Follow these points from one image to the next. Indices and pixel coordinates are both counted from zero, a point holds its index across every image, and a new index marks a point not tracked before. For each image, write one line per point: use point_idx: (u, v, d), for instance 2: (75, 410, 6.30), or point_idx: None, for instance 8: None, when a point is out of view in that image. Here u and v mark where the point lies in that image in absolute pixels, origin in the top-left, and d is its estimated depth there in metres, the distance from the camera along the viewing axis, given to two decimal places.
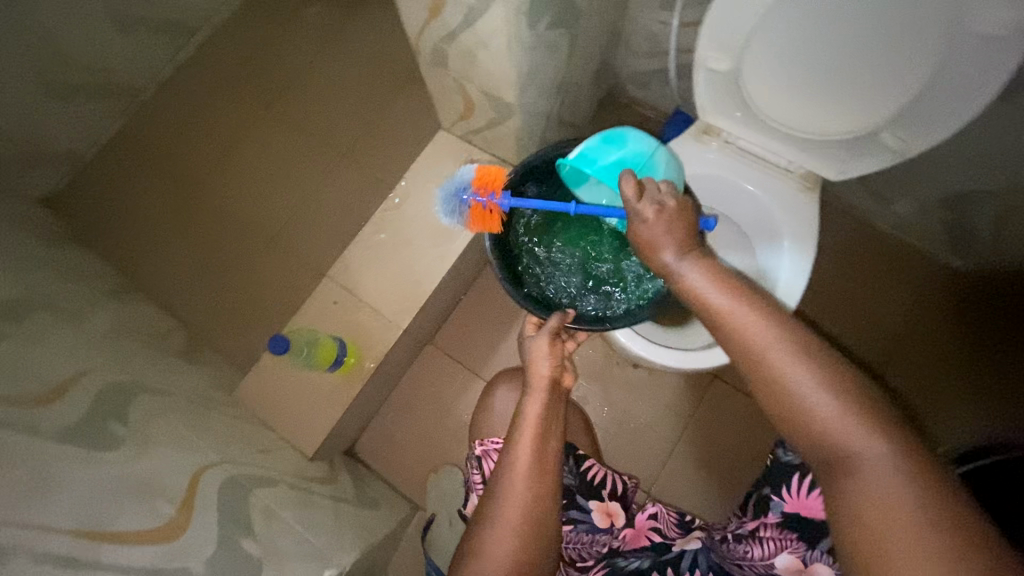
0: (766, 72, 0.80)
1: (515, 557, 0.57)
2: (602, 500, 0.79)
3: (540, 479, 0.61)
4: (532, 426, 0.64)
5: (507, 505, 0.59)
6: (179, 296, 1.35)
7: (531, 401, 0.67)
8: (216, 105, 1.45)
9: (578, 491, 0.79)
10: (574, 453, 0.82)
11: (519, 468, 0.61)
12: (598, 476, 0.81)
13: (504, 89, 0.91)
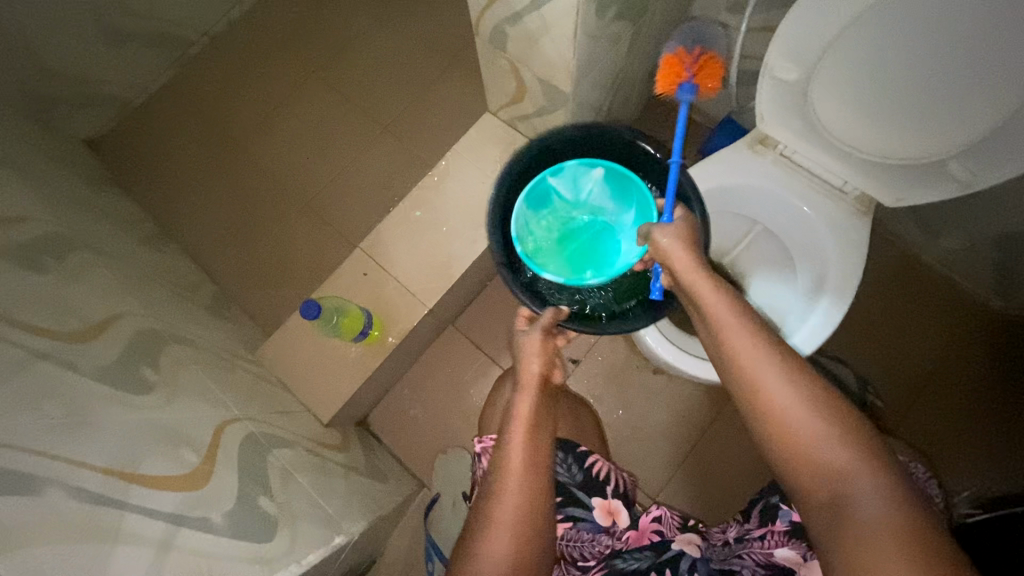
0: (836, 87, 0.78)
1: (516, 553, 0.54)
2: (604, 498, 0.71)
3: (533, 470, 0.59)
4: (524, 421, 0.63)
5: (504, 502, 0.57)
6: (210, 251, 1.37)
7: (524, 396, 0.65)
8: (265, 65, 1.46)
9: (578, 486, 0.72)
10: (575, 447, 0.74)
11: (513, 463, 0.59)
12: (601, 472, 0.73)
13: (560, 78, 0.89)
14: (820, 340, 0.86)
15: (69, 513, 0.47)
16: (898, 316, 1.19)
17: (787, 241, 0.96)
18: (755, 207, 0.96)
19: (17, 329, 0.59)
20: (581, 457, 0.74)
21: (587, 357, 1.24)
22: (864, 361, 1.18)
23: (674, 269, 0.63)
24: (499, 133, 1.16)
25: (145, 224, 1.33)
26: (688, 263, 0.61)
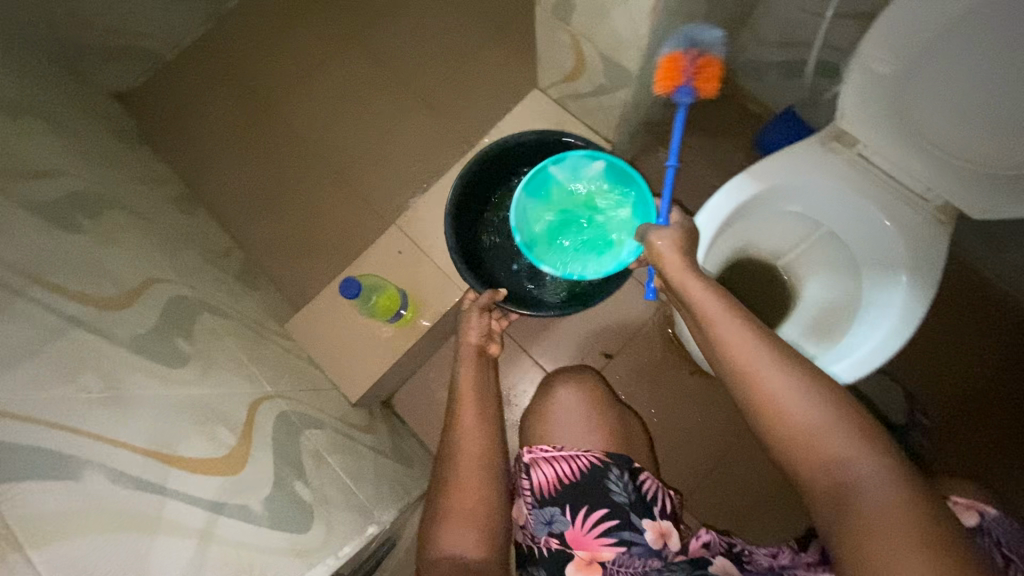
0: (936, 83, 0.72)
1: (480, 507, 0.65)
2: (655, 519, 0.68)
3: (483, 432, 0.71)
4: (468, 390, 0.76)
5: (461, 462, 0.68)
6: (239, 217, 1.33)
7: (464, 369, 0.78)
8: (303, 25, 1.40)
9: (631, 507, 0.68)
10: (629, 465, 0.72)
11: (466, 427, 0.71)
12: (651, 492, 0.71)
13: (626, 56, 0.83)
14: (879, 361, 0.80)
15: (107, 497, 0.45)
16: (952, 329, 1.13)
17: (854, 246, 0.90)
18: (820, 208, 0.89)
19: (54, 294, 0.56)
20: (634, 475, 0.71)
21: (622, 351, 1.20)
22: (913, 376, 1.12)
23: (666, 271, 0.68)
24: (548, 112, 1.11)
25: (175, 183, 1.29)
26: (677, 263, 0.67)
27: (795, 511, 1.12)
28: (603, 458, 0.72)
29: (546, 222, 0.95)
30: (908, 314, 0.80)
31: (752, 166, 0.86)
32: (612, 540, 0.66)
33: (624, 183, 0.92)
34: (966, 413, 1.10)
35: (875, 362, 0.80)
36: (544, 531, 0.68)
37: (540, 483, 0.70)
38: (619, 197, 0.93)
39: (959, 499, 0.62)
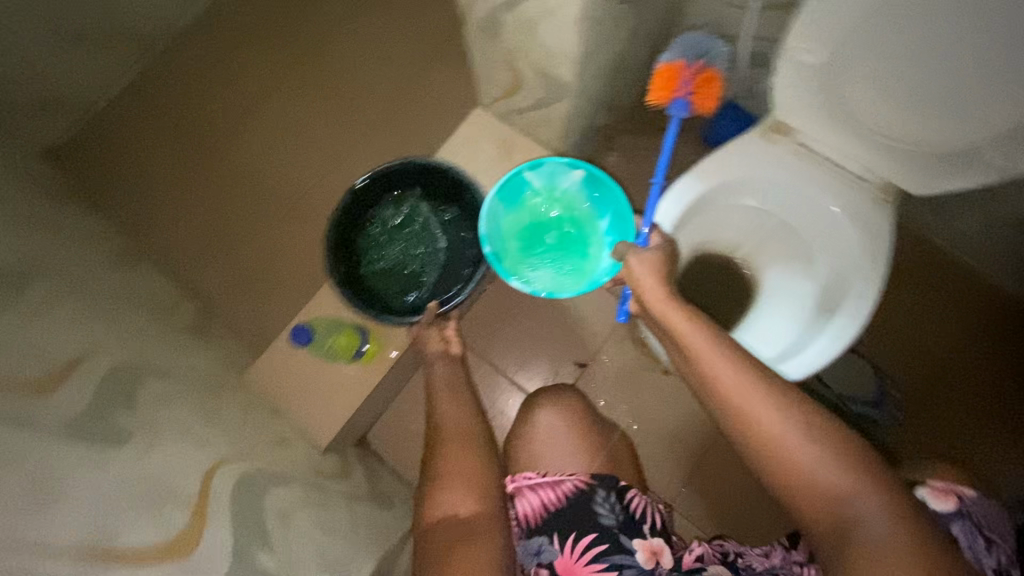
0: (863, 70, 0.72)
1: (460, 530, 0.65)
2: (646, 537, 0.66)
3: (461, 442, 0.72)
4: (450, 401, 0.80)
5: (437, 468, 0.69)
6: (187, 267, 1.27)
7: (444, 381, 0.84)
8: (235, 61, 1.35)
9: (621, 528, 0.66)
10: (615, 485, 0.69)
11: (448, 434, 0.73)
12: (641, 509, 0.68)
13: (561, 68, 0.82)
14: (850, 339, 0.80)
15: None
16: (910, 300, 1.15)
17: (805, 232, 0.90)
18: (769, 200, 0.90)
19: None
20: (621, 494, 0.69)
21: (595, 359, 1.18)
22: (880, 351, 1.14)
23: (644, 295, 0.71)
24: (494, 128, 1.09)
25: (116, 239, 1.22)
26: (656, 291, 0.70)
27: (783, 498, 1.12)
28: (589, 481, 0.69)
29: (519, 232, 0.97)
30: (868, 289, 0.82)
31: (696, 165, 0.86)
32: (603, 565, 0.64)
33: (601, 197, 0.96)
34: (933, 381, 1.13)
35: (848, 340, 0.80)
36: (533, 562, 0.66)
37: (526, 512, 0.68)
38: (596, 210, 0.97)
39: (936, 483, 0.63)
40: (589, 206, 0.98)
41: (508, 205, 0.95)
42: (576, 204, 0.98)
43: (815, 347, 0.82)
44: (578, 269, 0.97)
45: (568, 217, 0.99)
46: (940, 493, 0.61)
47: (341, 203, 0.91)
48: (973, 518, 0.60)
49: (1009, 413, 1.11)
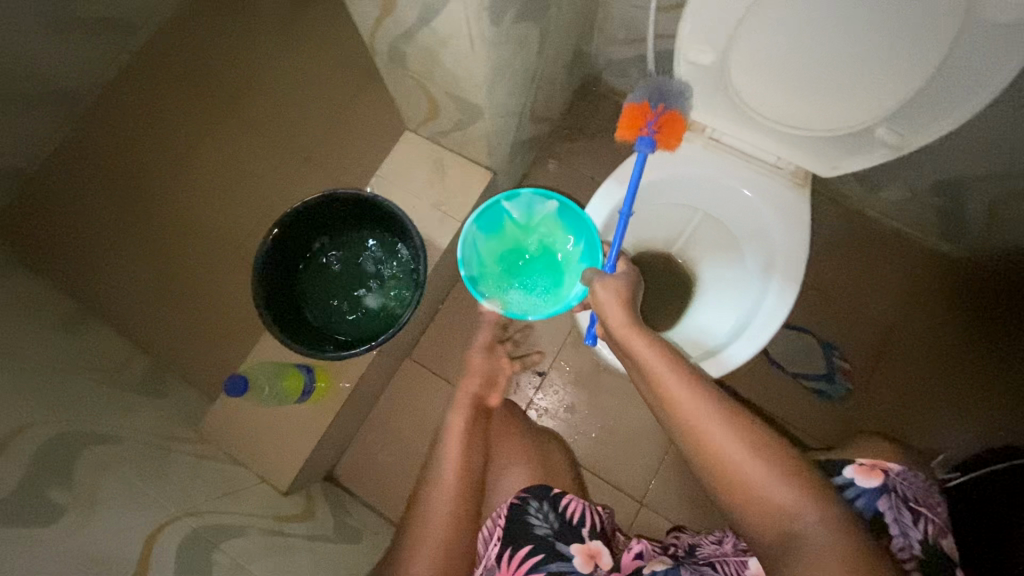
0: (754, 66, 0.73)
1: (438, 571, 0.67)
2: (584, 541, 0.67)
3: (462, 498, 0.71)
4: (456, 436, 0.75)
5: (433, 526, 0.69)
6: (133, 317, 1.24)
7: (454, 413, 0.78)
8: (165, 109, 1.34)
9: (556, 535, 0.68)
10: (548, 494, 0.72)
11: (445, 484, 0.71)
12: (577, 513, 0.71)
13: (471, 91, 0.83)
14: (789, 306, 0.82)
15: None
16: (850, 272, 1.18)
17: (730, 223, 0.92)
18: (691, 196, 0.92)
19: None
20: (555, 502, 0.72)
21: (553, 366, 1.20)
22: (825, 326, 1.17)
23: (608, 322, 0.70)
24: (424, 151, 1.10)
25: (55, 295, 1.19)
26: (622, 320, 0.68)
27: None
28: (522, 495, 0.73)
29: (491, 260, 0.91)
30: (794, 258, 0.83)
31: (615, 171, 0.88)
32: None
33: (574, 222, 0.88)
34: (880, 349, 1.15)
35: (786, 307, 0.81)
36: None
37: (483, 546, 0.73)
38: (570, 234, 0.89)
39: (865, 460, 0.64)
40: (566, 230, 0.90)
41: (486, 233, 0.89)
42: (552, 231, 0.91)
43: (758, 323, 0.84)
44: (555, 296, 0.89)
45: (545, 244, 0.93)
46: (866, 470, 0.63)
47: (258, 258, 0.89)
48: (899, 493, 0.61)
49: (962, 372, 1.12)
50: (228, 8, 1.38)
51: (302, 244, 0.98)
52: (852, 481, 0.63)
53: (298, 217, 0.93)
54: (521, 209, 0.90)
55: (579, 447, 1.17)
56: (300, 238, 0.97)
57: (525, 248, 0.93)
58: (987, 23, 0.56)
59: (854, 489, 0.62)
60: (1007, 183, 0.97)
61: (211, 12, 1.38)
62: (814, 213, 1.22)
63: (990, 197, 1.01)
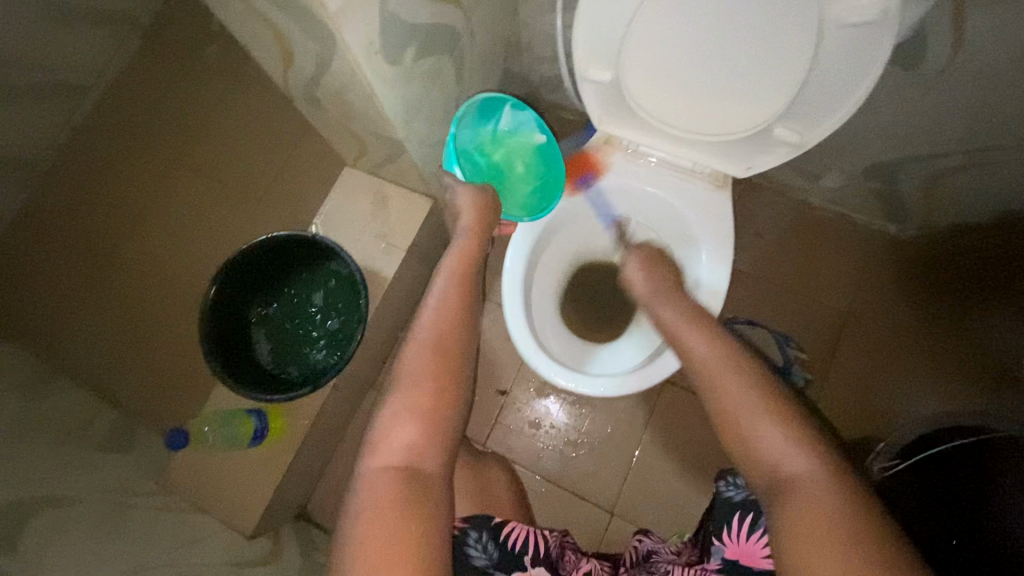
0: (648, 81, 0.74)
1: (427, 394, 0.65)
2: (526, 570, 0.68)
3: (454, 320, 0.73)
4: (448, 273, 0.78)
5: (422, 343, 0.70)
6: (90, 368, 1.17)
7: (451, 252, 0.81)
8: (118, 166, 1.28)
9: (497, 566, 0.68)
10: (488, 525, 0.72)
11: (435, 312, 0.73)
12: (520, 541, 0.71)
13: (387, 128, 0.85)
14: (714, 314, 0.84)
15: None
16: (798, 262, 1.19)
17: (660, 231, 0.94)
18: (620, 206, 0.94)
19: None
20: (497, 531, 0.72)
21: (514, 383, 1.21)
22: (780, 319, 1.18)
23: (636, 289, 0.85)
24: (364, 184, 1.11)
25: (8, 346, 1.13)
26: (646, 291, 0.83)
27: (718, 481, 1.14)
28: (461, 525, 0.72)
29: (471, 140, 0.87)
30: (719, 264, 0.85)
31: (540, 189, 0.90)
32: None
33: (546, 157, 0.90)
34: (837, 334, 1.16)
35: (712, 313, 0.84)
36: None
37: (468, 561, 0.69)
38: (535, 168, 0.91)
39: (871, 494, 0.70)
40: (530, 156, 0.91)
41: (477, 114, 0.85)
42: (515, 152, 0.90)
43: None
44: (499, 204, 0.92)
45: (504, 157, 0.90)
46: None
47: (202, 323, 0.91)
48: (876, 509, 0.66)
49: (925, 347, 1.12)
50: (170, 49, 1.35)
51: (243, 300, 1.00)
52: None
53: (232, 275, 0.95)
54: (513, 122, 0.89)
55: (545, 463, 1.17)
56: (238, 295, 0.98)
57: (487, 151, 0.89)
58: (839, 25, 0.59)
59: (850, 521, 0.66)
60: (934, 164, 0.97)
61: (155, 54, 1.35)
62: (761, 207, 1.22)
63: (921, 180, 1.01)
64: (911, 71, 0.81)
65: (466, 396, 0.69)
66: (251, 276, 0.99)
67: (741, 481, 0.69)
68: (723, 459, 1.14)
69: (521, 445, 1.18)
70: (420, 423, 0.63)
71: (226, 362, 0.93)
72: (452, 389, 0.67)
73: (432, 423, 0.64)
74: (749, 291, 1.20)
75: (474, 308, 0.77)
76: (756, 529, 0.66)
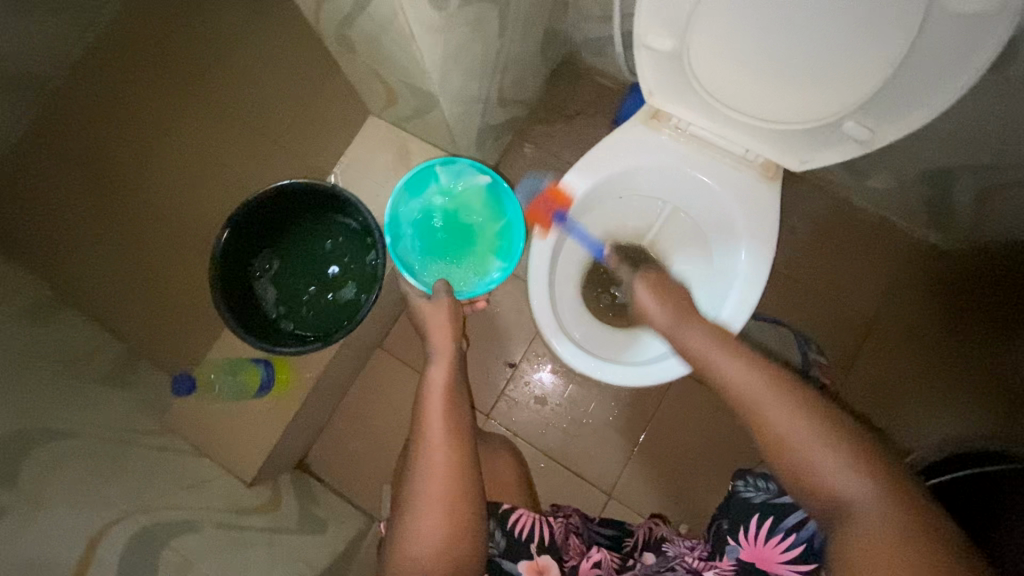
0: (715, 54, 0.69)
1: (446, 529, 0.62)
2: (531, 557, 0.70)
3: (459, 444, 0.67)
4: (441, 391, 0.72)
5: (432, 479, 0.64)
6: (97, 296, 1.15)
7: (436, 367, 0.75)
8: (131, 91, 1.22)
9: (503, 554, 0.70)
10: (496, 512, 0.73)
11: (433, 439, 0.67)
12: (526, 528, 0.72)
13: (421, 79, 0.79)
14: (750, 311, 0.80)
15: None
16: (831, 261, 1.14)
17: (699, 219, 0.89)
18: (660, 186, 0.88)
19: None
20: (504, 518, 0.73)
21: (524, 357, 1.18)
22: (802, 321, 1.14)
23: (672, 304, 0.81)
24: (388, 136, 1.05)
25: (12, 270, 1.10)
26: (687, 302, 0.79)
27: (719, 476, 1.13)
28: None
29: (413, 219, 0.92)
30: (760, 260, 0.81)
31: (578, 161, 0.85)
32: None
33: (499, 201, 0.93)
34: (857, 339, 1.13)
35: (742, 314, 0.80)
36: None
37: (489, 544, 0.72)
38: (491, 212, 0.94)
39: None
40: (488, 208, 0.94)
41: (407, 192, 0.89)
42: (471, 203, 0.94)
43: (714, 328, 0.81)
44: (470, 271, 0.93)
45: (461, 215, 0.94)
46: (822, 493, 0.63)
47: (214, 266, 0.87)
48: None
49: (959, 362, 1.09)
50: None
51: (255, 247, 0.96)
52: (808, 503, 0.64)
53: (246, 220, 0.91)
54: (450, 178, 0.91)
55: (547, 440, 1.16)
56: (251, 241, 0.95)
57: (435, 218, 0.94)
58: (947, 12, 0.53)
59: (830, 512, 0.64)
60: (995, 176, 0.91)
61: None
62: (800, 201, 1.16)
63: (977, 191, 0.96)
64: (996, 74, 0.74)
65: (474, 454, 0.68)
66: (263, 222, 0.95)
67: (758, 478, 0.69)
68: (726, 454, 1.14)
69: (524, 420, 1.17)
70: (441, 561, 0.61)
71: (237, 311, 0.90)
72: (468, 515, 0.63)
73: (453, 553, 0.61)
74: (779, 288, 1.15)
75: (471, 425, 0.72)
76: (774, 533, 0.64)
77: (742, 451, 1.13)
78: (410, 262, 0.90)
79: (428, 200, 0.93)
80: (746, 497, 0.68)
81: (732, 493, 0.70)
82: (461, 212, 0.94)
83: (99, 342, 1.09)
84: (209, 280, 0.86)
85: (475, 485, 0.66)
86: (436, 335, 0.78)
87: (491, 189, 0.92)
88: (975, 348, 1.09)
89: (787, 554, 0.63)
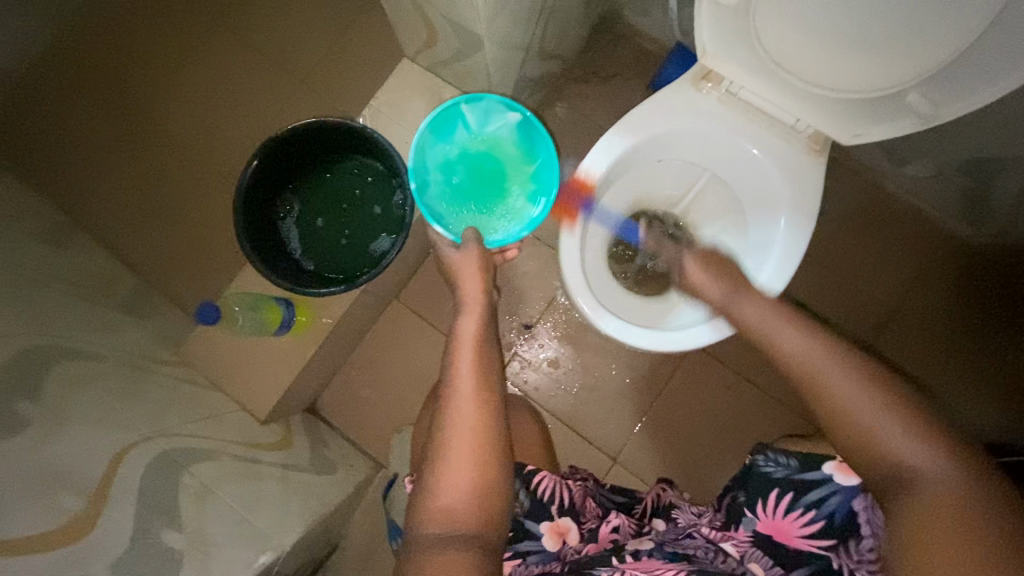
0: (784, 12, 0.66)
1: (474, 480, 0.62)
2: (552, 519, 0.71)
3: (484, 398, 0.68)
4: (469, 344, 0.72)
5: (456, 431, 0.64)
6: (114, 225, 1.13)
7: (466, 317, 0.75)
8: (155, 12, 1.17)
9: (526, 514, 0.72)
10: (521, 472, 0.75)
11: (461, 394, 0.67)
12: (548, 490, 0.73)
13: (469, 19, 0.76)
14: (785, 282, 0.80)
15: None
16: (859, 245, 1.13)
17: (738, 189, 0.87)
18: (700, 152, 0.86)
19: None
20: (528, 479, 0.74)
21: (542, 320, 1.18)
22: (823, 306, 1.13)
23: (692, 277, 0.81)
24: (422, 81, 1.02)
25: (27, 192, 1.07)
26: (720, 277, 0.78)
27: (725, 450, 1.14)
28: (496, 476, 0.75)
29: (440, 164, 0.88)
30: (799, 232, 0.79)
31: (621, 120, 0.82)
32: (509, 553, 0.69)
33: (532, 141, 0.88)
34: (877, 327, 1.12)
35: (775, 287, 0.79)
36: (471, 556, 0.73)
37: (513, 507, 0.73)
38: (526, 154, 0.90)
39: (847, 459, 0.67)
40: (520, 150, 0.90)
41: (434, 133, 0.84)
42: (503, 144, 0.90)
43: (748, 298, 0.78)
44: (504, 217, 0.89)
45: (494, 157, 0.90)
46: (847, 469, 0.65)
47: (239, 196, 0.85)
48: None
49: (980, 355, 1.09)
50: None
51: (279, 182, 0.94)
52: (829, 478, 0.65)
53: (273, 152, 0.88)
54: (478, 117, 0.87)
55: (558, 403, 1.17)
56: (277, 175, 0.92)
57: (461, 161, 0.89)
58: None
59: (836, 486, 0.65)
60: None
61: None
62: (836, 183, 1.14)
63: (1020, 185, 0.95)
64: None
65: (501, 410, 0.68)
66: (289, 156, 0.92)
67: (776, 452, 0.69)
68: (734, 430, 1.14)
69: (537, 381, 1.17)
70: (469, 511, 0.61)
71: (257, 245, 0.88)
72: (494, 467, 0.64)
73: (480, 503, 0.62)
74: (804, 269, 1.14)
75: (499, 381, 0.72)
76: (794, 509, 0.66)
77: (751, 428, 1.14)
78: (440, 208, 0.86)
79: (459, 144, 0.88)
80: (764, 472, 0.69)
81: (749, 466, 0.71)
82: (493, 155, 0.90)
83: (114, 271, 1.07)
84: (233, 210, 0.84)
85: (501, 439, 0.66)
86: (469, 285, 0.77)
87: (522, 130, 0.87)
88: (995, 343, 1.09)
89: (807, 529, 0.65)
